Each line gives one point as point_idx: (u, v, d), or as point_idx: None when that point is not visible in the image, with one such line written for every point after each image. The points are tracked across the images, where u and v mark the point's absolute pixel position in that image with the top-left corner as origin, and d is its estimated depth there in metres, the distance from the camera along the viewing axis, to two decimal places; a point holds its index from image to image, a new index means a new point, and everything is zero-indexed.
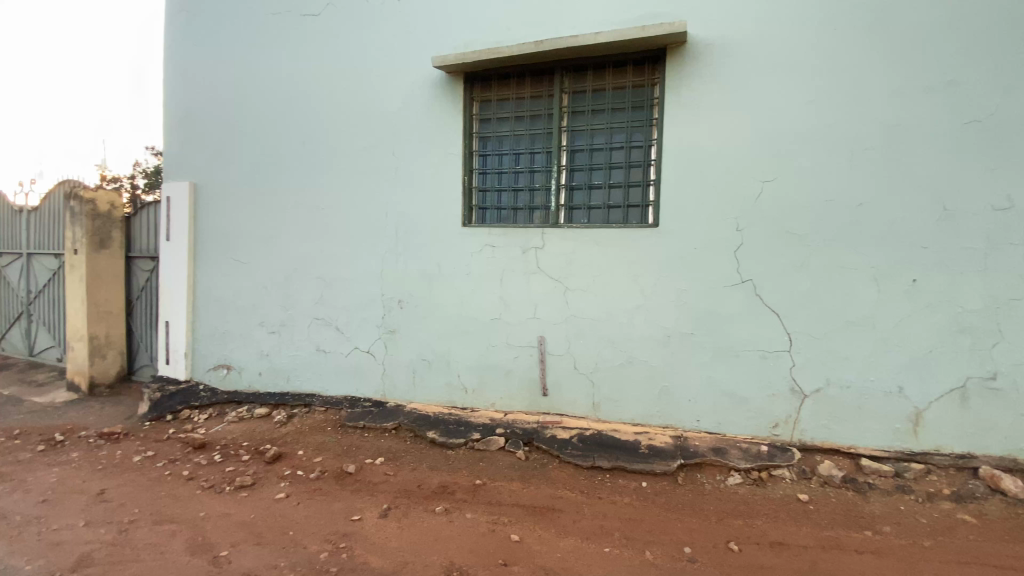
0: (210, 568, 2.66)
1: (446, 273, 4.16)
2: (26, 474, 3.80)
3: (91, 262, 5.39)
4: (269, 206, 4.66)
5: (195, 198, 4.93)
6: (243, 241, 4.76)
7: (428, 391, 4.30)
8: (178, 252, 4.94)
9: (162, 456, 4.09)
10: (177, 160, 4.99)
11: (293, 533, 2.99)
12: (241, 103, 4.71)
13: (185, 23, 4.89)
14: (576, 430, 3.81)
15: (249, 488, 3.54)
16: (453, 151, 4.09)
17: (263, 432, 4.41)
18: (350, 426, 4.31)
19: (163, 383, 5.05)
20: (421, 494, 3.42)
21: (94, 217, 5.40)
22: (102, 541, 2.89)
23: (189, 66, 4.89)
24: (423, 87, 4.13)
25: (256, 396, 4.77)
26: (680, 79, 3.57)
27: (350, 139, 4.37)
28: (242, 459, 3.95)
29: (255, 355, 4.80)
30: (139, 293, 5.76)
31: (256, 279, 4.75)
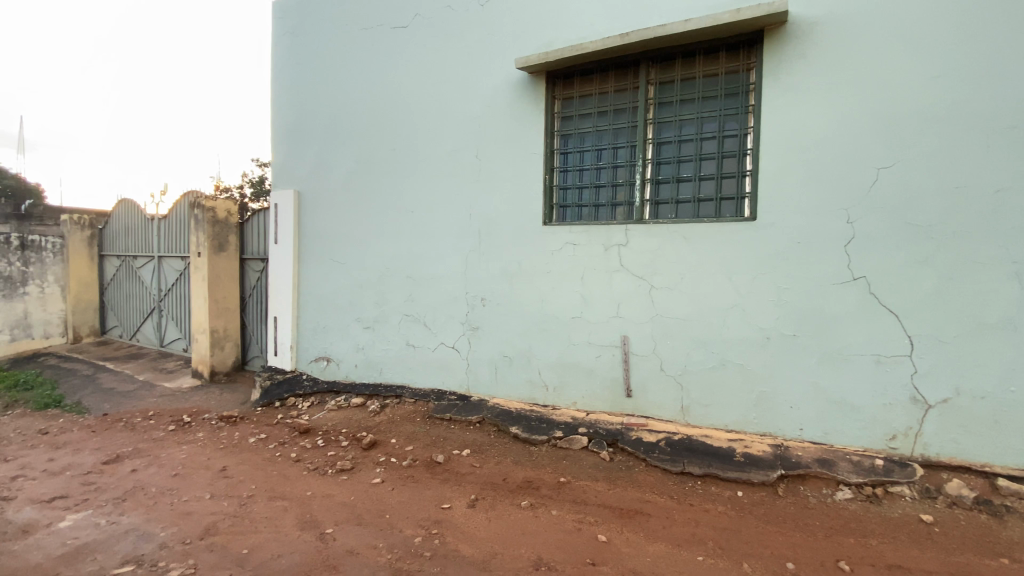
0: (318, 543, 2.86)
1: (528, 271, 4.19)
2: (161, 450, 4.31)
3: (212, 264, 6.02)
4: (363, 210, 4.95)
5: (298, 204, 5.35)
6: (340, 243, 5.10)
7: (510, 388, 4.35)
8: (283, 254, 5.40)
9: (272, 439, 4.48)
10: (282, 170, 5.45)
11: (389, 516, 3.14)
12: (338, 114, 5.06)
13: (290, 44, 5.34)
14: (664, 433, 3.67)
15: (348, 472, 3.77)
16: (535, 151, 4.13)
17: (359, 420, 4.69)
18: (437, 418, 4.47)
19: (272, 372, 5.53)
20: (507, 487, 3.46)
21: (214, 223, 6.03)
22: (225, 512, 3.21)
23: (293, 84, 5.33)
24: (506, 88, 4.20)
25: (352, 387, 5.09)
26: (780, 62, 3.36)
27: (438, 142, 4.54)
28: (342, 445, 4.22)
29: (351, 349, 5.12)
30: (250, 291, 6.36)
31: (351, 279, 5.08)
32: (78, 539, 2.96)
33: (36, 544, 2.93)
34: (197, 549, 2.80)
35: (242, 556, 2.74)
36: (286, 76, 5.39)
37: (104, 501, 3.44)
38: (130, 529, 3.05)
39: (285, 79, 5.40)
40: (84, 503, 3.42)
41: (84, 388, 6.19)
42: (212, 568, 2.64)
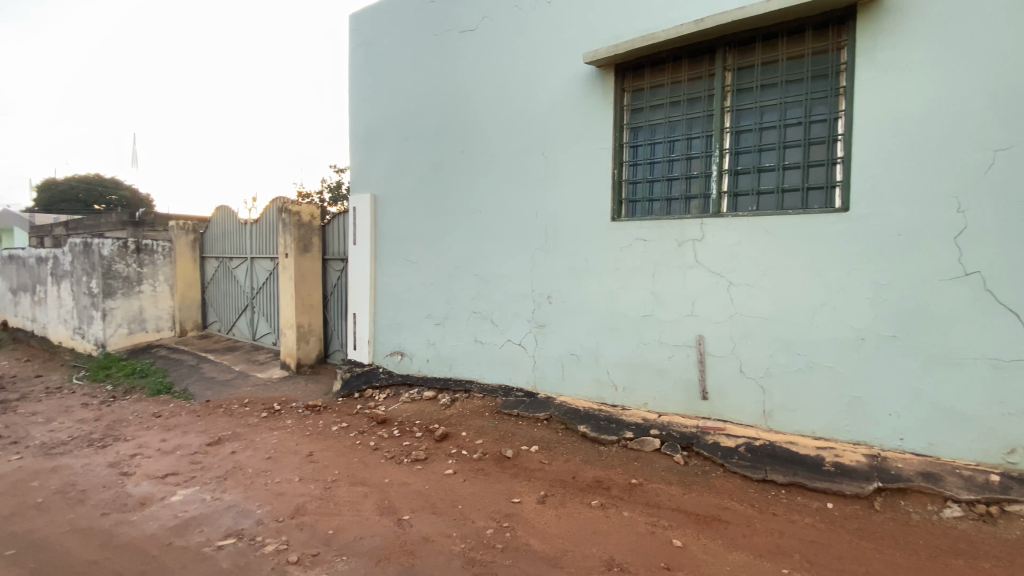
0: (395, 528, 3.00)
1: (596, 268, 4.13)
2: (256, 435, 4.69)
3: (298, 264, 6.47)
4: (434, 210, 5.12)
5: (374, 207, 5.63)
6: (413, 243, 5.31)
7: (578, 386, 4.31)
8: (361, 254, 5.70)
9: (353, 428, 4.74)
10: (359, 174, 5.75)
11: (462, 507, 3.22)
12: (410, 119, 5.26)
13: (366, 54, 5.62)
14: (743, 438, 3.49)
15: (422, 462, 3.91)
16: (604, 146, 4.07)
17: (431, 412, 4.85)
18: (505, 413, 4.53)
19: (352, 365, 5.86)
20: (576, 485, 3.44)
21: (299, 226, 6.49)
22: (312, 495, 3.44)
23: (369, 92, 5.61)
24: (574, 84, 4.18)
25: (424, 380, 5.28)
26: (876, 38, 3.09)
27: (505, 141, 4.59)
28: (416, 436, 4.39)
29: (423, 344, 5.31)
30: (331, 288, 6.77)
31: (423, 277, 5.26)
32: (188, 512, 3.28)
33: (154, 515, 3.29)
34: (288, 527, 3.03)
35: (328, 536, 2.92)
36: (362, 85, 5.67)
37: (208, 478, 3.80)
38: (231, 506, 3.34)
39: (361, 88, 5.69)
40: (192, 479, 3.79)
41: (190, 377, 6.88)
42: (301, 545, 2.83)
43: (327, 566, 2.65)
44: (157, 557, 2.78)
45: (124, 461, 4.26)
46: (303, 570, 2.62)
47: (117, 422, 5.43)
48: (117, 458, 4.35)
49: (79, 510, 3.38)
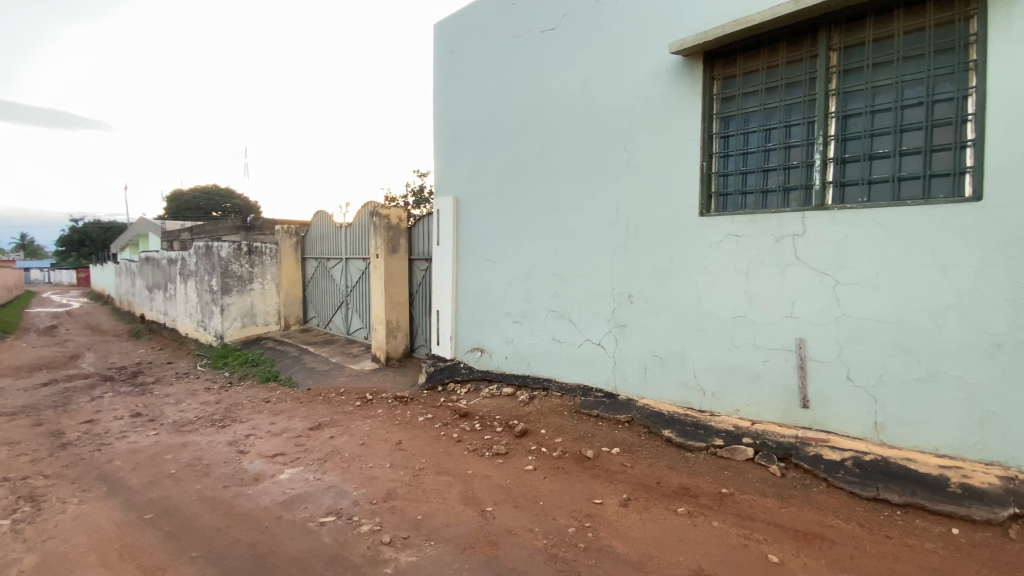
0: (480, 518, 3.09)
1: (682, 266, 3.98)
2: (350, 422, 5.05)
3: (387, 264, 6.87)
4: (514, 210, 5.19)
5: (456, 209, 5.82)
6: (493, 243, 5.42)
7: (661, 388, 4.17)
8: (444, 253, 5.92)
9: (437, 419, 4.95)
10: (443, 178, 5.97)
11: (543, 503, 3.24)
12: (491, 121, 5.38)
13: (449, 61, 5.83)
14: (850, 452, 3.19)
15: (504, 456, 3.99)
16: (691, 138, 3.90)
17: (511, 408, 4.93)
18: (585, 413, 4.49)
19: (435, 359, 6.11)
20: (661, 491, 3.33)
21: (388, 229, 6.88)
22: (401, 480, 3.64)
23: (452, 98, 5.81)
24: (658, 75, 4.05)
25: (503, 377, 5.38)
26: (1016, 1, 2.70)
27: (585, 138, 4.56)
28: (496, 430, 4.49)
29: (502, 341, 5.41)
30: (416, 287, 7.10)
31: (502, 276, 5.36)
32: (295, 489, 3.60)
33: (266, 490, 3.65)
34: (381, 510, 3.22)
35: (417, 521, 3.07)
36: (445, 91, 5.89)
37: (310, 460, 4.14)
38: (330, 486, 3.62)
39: (444, 94, 5.91)
40: (297, 460, 4.16)
41: (293, 366, 7.54)
42: (393, 528, 3.01)
43: (417, 549, 2.79)
44: (269, 528, 3.08)
45: (241, 440, 4.76)
46: (395, 551, 2.78)
47: (234, 405, 6.09)
48: (235, 437, 4.87)
49: (206, 482, 3.84)
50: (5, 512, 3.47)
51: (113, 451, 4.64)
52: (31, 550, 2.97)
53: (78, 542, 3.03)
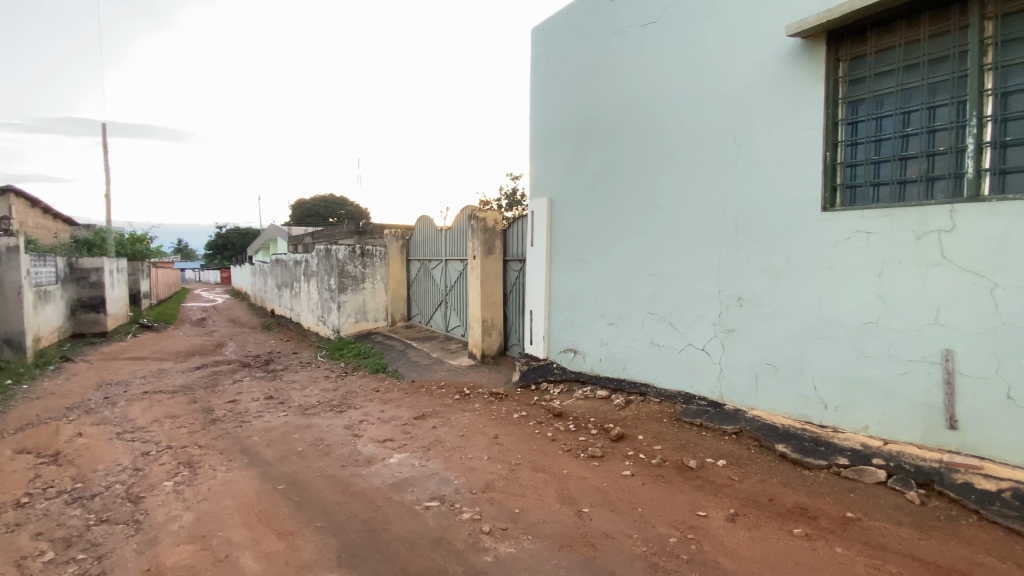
0: (576, 518, 3.08)
1: (800, 267, 3.66)
2: (450, 414, 5.30)
3: (483, 264, 7.11)
4: (610, 210, 5.12)
5: (551, 211, 5.87)
6: (588, 243, 5.39)
7: (774, 399, 3.87)
8: (538, 254, 5.99)
9: (531, 417, 5.02)
10: (538, 179, 6.05)
11: (642, 510, 3.16)
12: (587, 121, 5.36)
13: (546, 64, 5.91)
14: (1012, 483, 2.72)
15: (599, 459, 3.95)
16: (811, 126, 3.58)
17: (606, 411, 4.86)
18: (687, 422, 4.30)
19: (529, 359, 6.21)
20: (774, 509, 3.08)
21: (485, 231, 7.12)
22: (499, 474, 3.75)
23: (549, 100, 5.87)
24: (772, 62, 3.78)
25: (597, 379, 5.32)
26: None
27: (690, 133, 4.37)
28: (591, 433, 4.45)
29: (597, 343, 5.35)
30: (510, 287, 7.25)
31: (597, 276, 5.30)
32: (402, 473, 3.86)
33: (378, 471, 3.95)
34: (480, 500, 3.35)
35: (515, 514, 3.15)
36: (542, 94, 5.97)
37: (415, 447, 4.42)
38: (434, 473, 3.83)
39: (541, 96, 5.99)
40: (404, 446, 4.45)
41: (398, 360, 8.08)
42: (493, 518, 3.11)
43: (515, 542, 2.86)
44: (380, 507, 3.33)
45: (355, 425, 5.20)
46: (494, 541, 2.87)
47: (348, 393, 6.67)
48: (350, 421, 5.34)
49: (327, 460, 4.25)
50: (172, 473, 4.12)
51: (251, 428, 5.30)
52: (191, 508, 3.49)
53: (226, 505, 3.50)
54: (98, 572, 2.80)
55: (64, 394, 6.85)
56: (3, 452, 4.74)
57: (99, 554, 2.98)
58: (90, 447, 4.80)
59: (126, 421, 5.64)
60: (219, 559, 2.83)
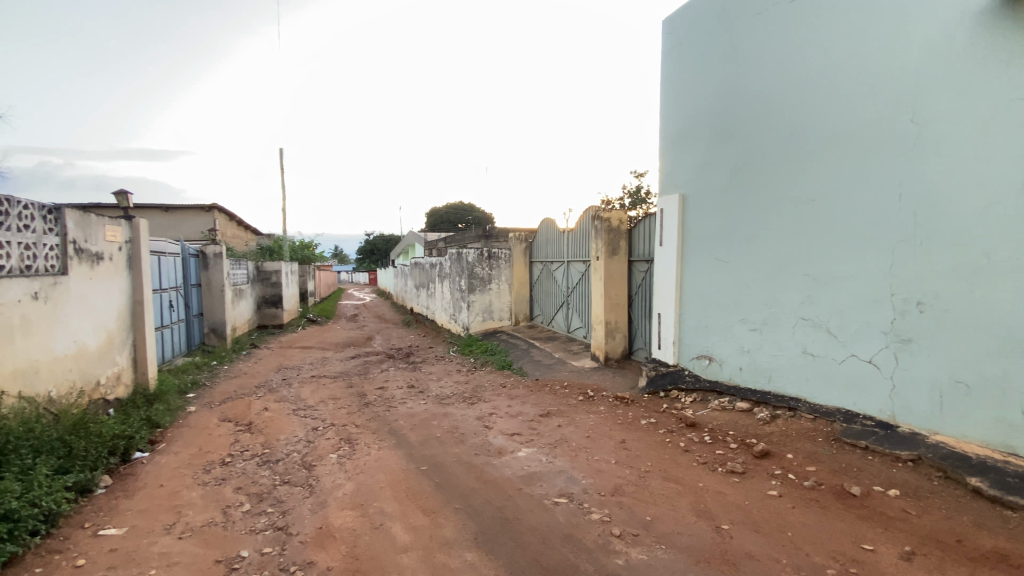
0: (715, 535, 2.90)
1: (1006, 266, 3.02)
2: (575, 415, 5.32)
3: (607, 265, 7.03)
4: (753, 205, 4.73)
5: (684, 207, 5.59)
6: (726, 242, 5.03)
7: (963, 424, 3.25)
8: (668, 255, 5.74)
9: (661, 425, 4.82)
10: (669, 176, 5.80)
11: (792, 534, 2.87)
12: (725, 110, 5.02)
13: (679, 54, 5.65)
14: None
15: (740, 475, 3.66)
16: (1020, 96, 2.95)
17: (747, 425, 4.48)
18: (847, 443, 3.80)
19: (657, 364, 5.97)
20: (965, 553, 2.59)
21: (609, 231, 7.02)
22: (628, 479, 3.67)
23: (682, 93, 5.60)
24: (961, 26, 3.21)
25: (737, 390, 4.95)
26: None
27: (852, 114, 3.87)
28: (730, 447, 4.14)
29: (736, 350, 4.98)
30: (636, 289, 7.06)
31: (737, 278, 4.93)
32: (531, 467, 3.99)
33: (508, 463, 4.13)
34: (609, 502, 3.32)
35: (647, 521, 3.06)
36: (675, 86, 5.71)
37: (543, 443, 4.52)
38: (562, 471, 3.88)
39: (673, 89, 5.74)
40: (532, 442, 4.58)
41: (523, 358, 8.34)
42: (623, 522, 3.06)
43: (647, 549, 2.79)
44: (512, 497, 3.48)
45: (486, 417, 5.49)
46: (625, 545, 2.83)
47: (477, 386, 7.06)
48: (481, 413, 5.66)
49: (461, 448, 4.55)
50: (335, 447, 4.75)
51: (396, 413, 5.87)
52: (351, 479, 3.99)
53: (379, 479, 3.94)
54: (284, 524, 3.34)
55: (254, 374, 8.28)
56: (214, 419, 5.88)
57: (283, 509, 3.55)
58: (273, 419, 5.73)
59: (299, 399, 6.63)
60: (375, 526, 3.19)
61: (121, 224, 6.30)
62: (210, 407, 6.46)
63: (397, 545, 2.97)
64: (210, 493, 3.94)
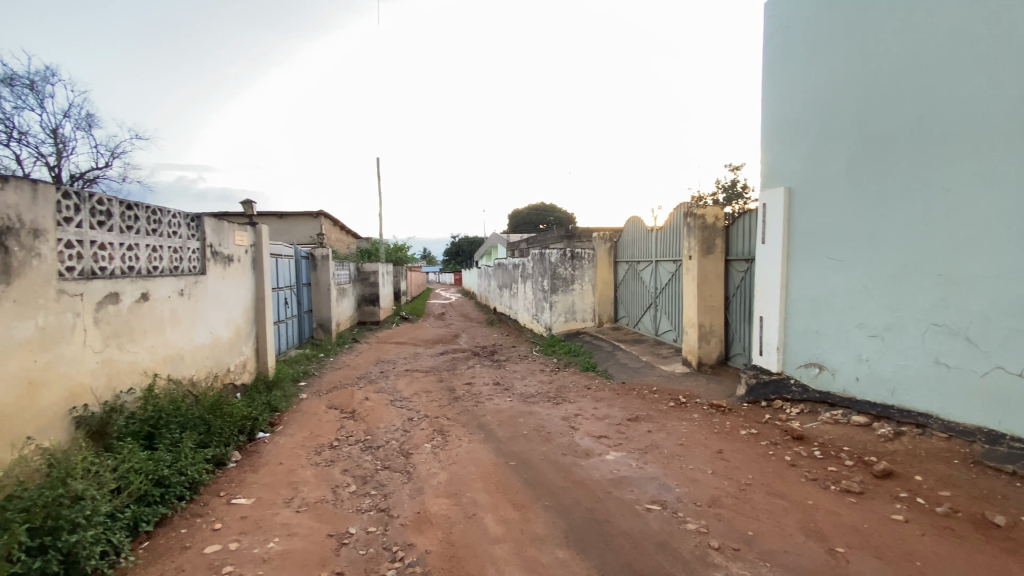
0: (828, 558, 2.66)
1: None
2: (666, 421, 5.14)
3: (701, 265, 6.71)
4: (872, 198, 4.28)
5: (790, 202, 5.19)
6: (840, 239, 4.59)
7: None
8: (771, 254, 5.35)
9: (764, 436, 4.51)
10: (773, 168, 5.41)
11: (923, 565, 2.55)
12: (840, 94, 4.59)
13: (784, 37, 5.26)
14: None
15: (857, 496, 3.32)
16: None
17: (865, 442, 4.06)
18: (991, 468, 3.32)
19: (757, 371, 5.58)
20: None
21: (704, 229, 6.68)
22: (726, 491, 3.48)
23: (786, 80, 5.23)
24: None
25: (853, 403, 4.49)
26: None
27: (1001, 91, 3.40)
28: (845, 464, 3.78)
29: (852, 358, 4.52)
30: (734, 290, 6.66)
31: (853, 278, 4.48)
32: (621, 471, 3.92)
33: (597, 465, 4.09)
34: (706, 513, 3.17)
35: (748, 537, 2.89)
36: (779, 74, 5.36)
37: (632, 448, 4.42)
38: (653, 477, 3.77)
39: (778, 75, 5.36)
40: (621, 445, 4.50)
41: (609, 360, 8.20)
42: (722, 535, 2.91)
43: (750, 565, 2.63)
44: (602, 499, 3.45)
45: (572, 418, 5.48)
46: (725, 558, 2.69)
47: (562, 387, 7.06)
48: (567, 414, 5.65)
49: (549, 447, 4.58)
50: (429, 438, 5.00)
51: (484, 408, 6.05)
52: (445, 468, 4.18)
53: (471, 471, 4.09)
54: (386, 506, 3.58)
55: (355, 366, 8.96)
56: (322, 406, 6.45)
57: (384, 493, 3.81)
58: (373, 409, 6.17)
59: (395, 391, 7.07)
60: (468, 515, 3.32)
61: (248, 229, 7.11)
62: (318, 394, 7.09)
63: (489, 535, 3.06)
64: (321, 473, 4.33)
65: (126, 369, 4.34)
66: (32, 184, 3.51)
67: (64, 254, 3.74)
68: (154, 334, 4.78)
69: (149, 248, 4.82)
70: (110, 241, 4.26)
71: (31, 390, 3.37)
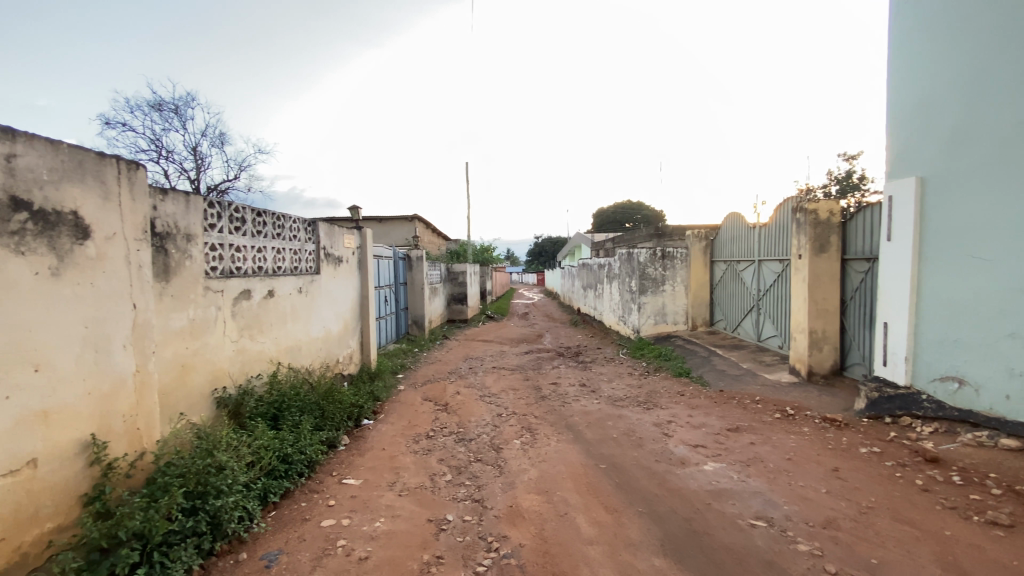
0: None
1: None
2: (771, 433, 4.79)
3: (813, 264, 6.15)
4: None
5: (922, 193, 4.59)
6: (986, 235, 4.00)
7: None
8: (899, 252, 4.78)
9: (888, 456, 4.04)
10: (902, 156, 4.83)
11: None
12: (988, 69, 3.99)
13: (917, 7, 4.65)
14: None
15: (1008, 530, 2.87)
16: None
17: (1018, 469, 3.48)
18: None
19: (880, 383, 5.01)
20: None
21: (816, 225, 6.12)
22: (843, 512, 3.18)
23: (921, 56, 4.63)
24: None
25: (1003, 424, 3.89)
26: None
27: None
28: (993, 493, 3.28)
29: (1003, 373, 3.91)
30: (853, 293, 6.04)
31: (1004, 280, 3.88)
32: (720, 483, 3.72)
33: (693, 474, 3.93)
34: (820, 535, 2.92)
35: (872, 565, 2.62)
36: (911, 49, 4.75)
37: (733, 460, 4.18)
38: (757, 492, 3.54)
39: (910, 51, 4.76)
40: (719, 456, 4.27)
41: (704, 366, 7.80)
42: (840, 560, 2.67)
43: None
44: (700, 510, 3.31)
45: (664, 424, 5.30)
46: None
47: (653, 391, 6.84)
48: (659, 420, 5.48)
49: (641, 452, 4.47)
50: (519, 434, 5.11)
51: (572, 409, 6.05)
52: (535, 465, 4.25)
53: (561, 470, 4.11)
54: (480, 497, 3.73)
55: (446, 362, 9.37)
56: (418, 398, 6.84)
57: (478, 484, 3.96)
58: (464, 403, 6.42)
59: (485, 387, 7.29)
60: (560, 513, 3.35)
61: (354, 233, 7.71)
62: (415, 387, 7.52)
63: (583, 535, 3.07)
64: (420, 461, 4.60)
65: (255, 357, 4.91)
66: (185, 194, 4.06)
67: (210, 256, 4.33)
68: (278, 327, 5.36)
69: (274, 250, 5.41)
70: (244, 244, 4.84)
71: (183, 372, 3.94)
